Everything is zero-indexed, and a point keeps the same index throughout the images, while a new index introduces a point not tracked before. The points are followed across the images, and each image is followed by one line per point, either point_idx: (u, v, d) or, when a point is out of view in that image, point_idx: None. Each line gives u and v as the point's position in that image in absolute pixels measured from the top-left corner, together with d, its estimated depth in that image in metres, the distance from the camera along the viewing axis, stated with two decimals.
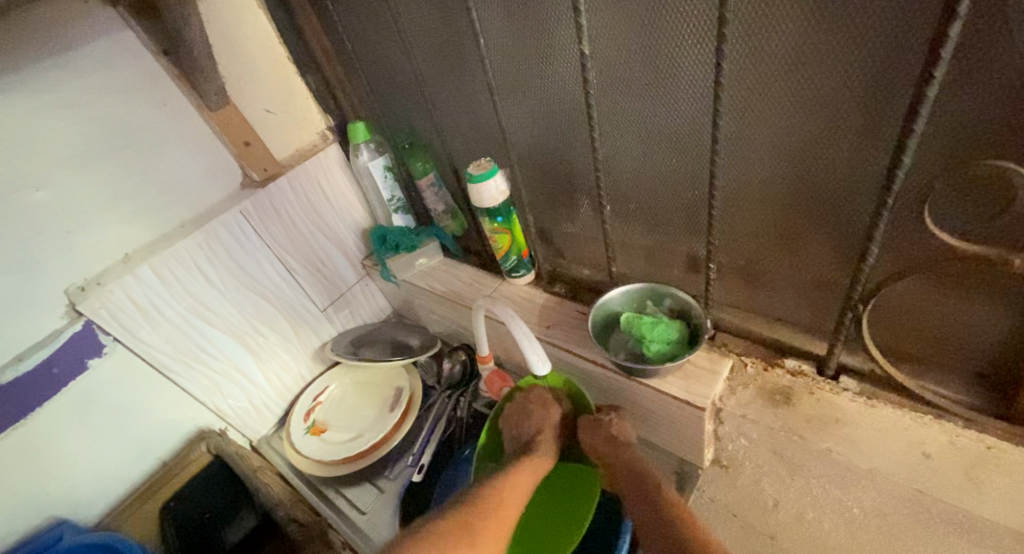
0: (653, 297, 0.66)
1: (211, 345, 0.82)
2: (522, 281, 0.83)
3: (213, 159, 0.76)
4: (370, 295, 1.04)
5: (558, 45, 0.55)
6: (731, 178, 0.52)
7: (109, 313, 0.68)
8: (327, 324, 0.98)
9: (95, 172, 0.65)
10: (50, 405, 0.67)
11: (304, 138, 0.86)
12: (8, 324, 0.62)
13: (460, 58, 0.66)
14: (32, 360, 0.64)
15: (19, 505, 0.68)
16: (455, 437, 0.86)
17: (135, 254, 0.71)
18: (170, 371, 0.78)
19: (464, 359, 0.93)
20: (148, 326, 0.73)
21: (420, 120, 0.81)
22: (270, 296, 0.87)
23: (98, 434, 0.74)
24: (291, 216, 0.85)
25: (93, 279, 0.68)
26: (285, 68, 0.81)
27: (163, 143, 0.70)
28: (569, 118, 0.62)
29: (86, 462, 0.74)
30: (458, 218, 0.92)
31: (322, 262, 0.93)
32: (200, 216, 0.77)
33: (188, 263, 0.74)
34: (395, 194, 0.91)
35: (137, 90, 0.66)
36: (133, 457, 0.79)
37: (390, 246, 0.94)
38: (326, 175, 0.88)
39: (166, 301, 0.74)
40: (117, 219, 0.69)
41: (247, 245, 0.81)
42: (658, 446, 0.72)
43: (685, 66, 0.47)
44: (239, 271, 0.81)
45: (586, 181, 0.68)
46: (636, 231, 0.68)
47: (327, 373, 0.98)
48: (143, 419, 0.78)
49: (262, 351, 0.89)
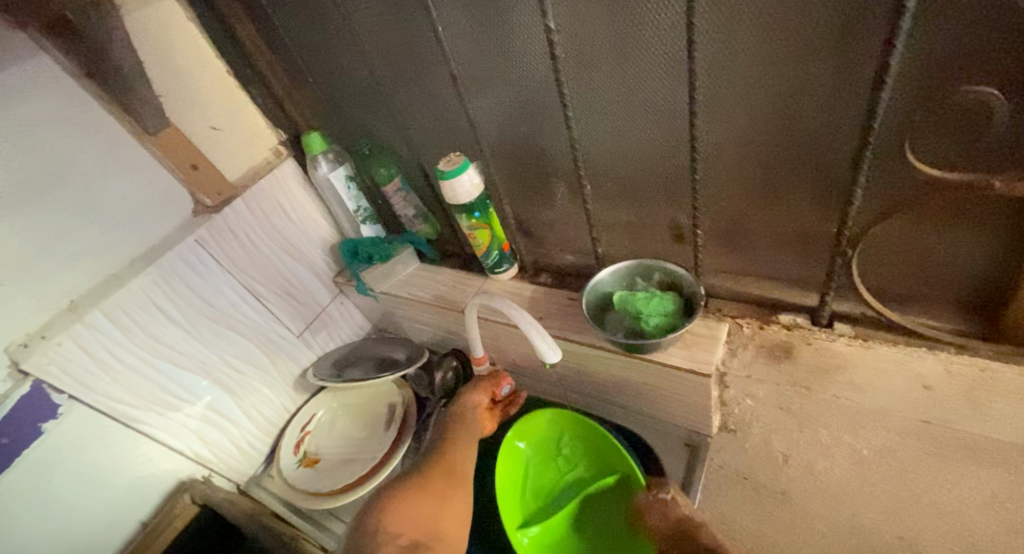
0: (642, 273, 0.67)
1: (181, 389, 0.76)
2: (508, 275, 0.82)
3: (158, 187, 0.71)
4: (345, 313, 1.00)
5: (521, 30, 0.53)
6: (708, 144, 0.52)
7: (61, 367, 0.62)
8: (305, 348, 0.94)
9: (27, 215, 0.58)
10: (4, 481, 0.60)
11: (256, 156, 0.81)
12: None
13: (416, 52, 0.63)
14: None
15: None
16: None
17: (82, 300, 0.65)
18: (139, 423, 0.72)
19: (455, 366, 0.90)
20: (108, 376, 0.67)
21: (382, 126, 0.79)
22: (240, 329, 0.82)
23: (68, 503, 0.67)
24: (252, 240, 0.81)
25: (37, 332, 0.61)
26: (226, 82, 0.76)
27: (99, 175, 0.64)
28: (536, 100, 0.60)
29: (56, 536, 0.67)
30: (431, 221, 0.90)
31: (291, 286, 0.89)
32: (153, 251, 0.71)
33: (143, 302, 0.68)
34: (361, 204, 0.88)
35: (65, 120, 0.60)
36: (110, 522, 0.72)
37: (363, 257, 0.91)
38: (286, 193, 0.84)
39: (125, 349, 0.68)
40: (58, 263, 0.62)
41: (208, 277, 0.75)
42: (664, 420, 0.73)
43: (655, 29, 0.46)
44: (202, 304, 0.76)
45: (561, 165, 0.67)
46: (616, 208, 0.68)
47: (313, 400, 0.94)
48: (115, 478, 0.72)
49: (237, 386, 0.84)
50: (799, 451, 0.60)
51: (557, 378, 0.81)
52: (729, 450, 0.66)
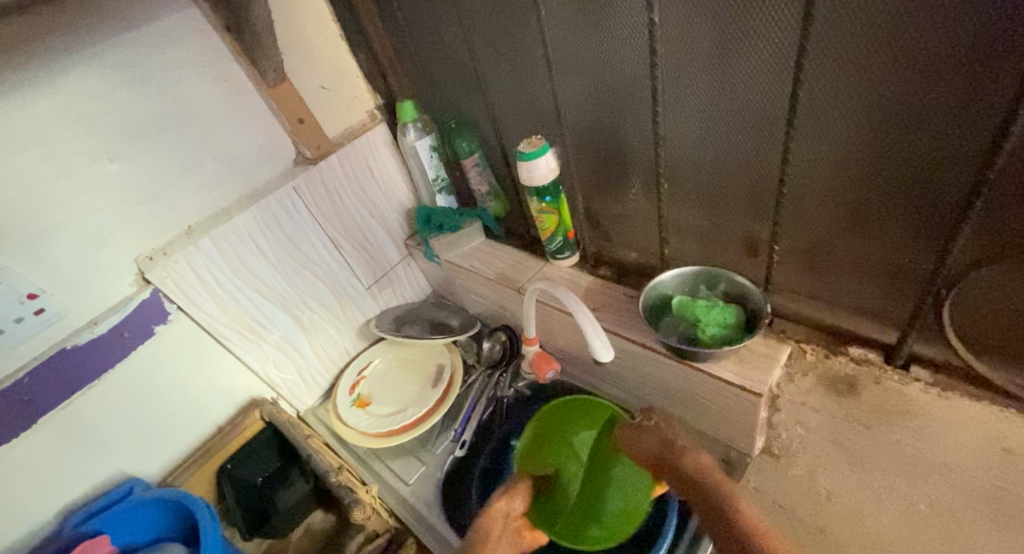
0: (708, 282, 0.66)
1: (265, 318, 0.85)
2: (567, 262, 0.84)
3: (269, 135, 0.78)
4: (411, 275, 1.06)
5: (617, 21, 0.54)
6: (803, 156, 0.50)
7: (174, 282, 0.71)
8: (371, 301, 1.01)
9: (164, 146, 0.67)
10: (122, 367, 0.72)
11: (353, 117, 0.88)
12: (87, 290, 0.66)
13: (513, 34, 0.65)
14: (106, 324, 0.67)
15: (93, 461, 0.73)
16: (497, 415, 0.90)
17: (197, 227, 0.74)
18: (228, 341, 0.82)
19: (504, 340, 0.94)
20: (208, 297, 0.76)
21: (470, 102, 0.82)
22: (320, 273, 0.90)
23: (163, 397, 0.78)
24: (339, 193, 0.87)
25: (160, 250, 0.71)
26: (337, 46, 0.83)
27: (224, 117, 0.72)
28: (624, 91, 0.60)
29: (152, 422, 0.78)
30: (501, 199, 0.94)
31: (368, 241, 0.95)
32: (256, 192, 0.79)
33: (243, 235, 0.77)
34: (440, 173, 0.93)
35: (204, 66, 0.68)
36: (193, 421, 0.83)
37: (434, 226, 0.96)
38: (373, 154, 0.91)
39: (226, 276, 0.77)
40: (182, 192, 0.71)
41: (299, 222, 0.83)
42: (704, 432, 0.72)
43: (763, 33, 0.45)
44: (291, 246, 0.84)
45: (639, 161, 0.67)
46: (688, 212, 0.67)
47: (372, 348, 1.02)
48: (203, 384, 0.82)
49: (311, 325, 0.92)
50: (845, 490, 0.58)
51: (601, 370, 0.82)
52: (769, 473, 0.64)
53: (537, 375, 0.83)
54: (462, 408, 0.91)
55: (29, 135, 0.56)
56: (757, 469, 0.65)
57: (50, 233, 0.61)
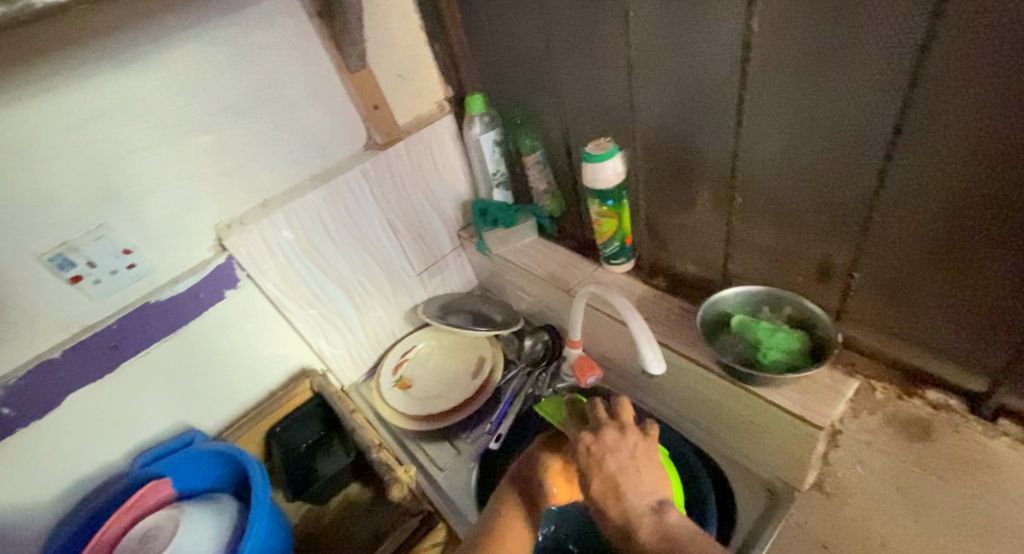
0: (772, 304, 0.64)
1: (323, 294, 0.88)
2: (622, 269, 0.84)
3: (344, 118, 0.81)
4: (460, 265, 1.08)
5: (708, 26, 0.52)
6: (899, 182, 0.47)
7: (247, 251, 0.75)
8: (421, 287, 1.03)
9: (250, 121, 0.71)
10: (193, 325, 0.76)
11: (424, 107, 0.90)
12: (171, 251, 0.71)
13: (593, 33, 0.65)
14: (185, 284, 0.72)
15: (158, 409, 0.78)
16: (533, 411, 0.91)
17: (272, 200, 0.78)
18: (288, 312, 0.85)
19: (546, 339, 0.94)
20: (275, 269, 0.80)
21: (540, 100, 0.82)
22: (378, 256, 0.93)
23: (223, 358, 0.83)
24: (402, 179, 0.89)
25: (237, 219, 0.75)
26: (416, 37, 0.85)
27: (308, 98, 0.75)
28: (705, 99, 0.58)
29: (212, 380, 0.83)
30: (558, 198, 0.94)
31: (424, 229, 0.98)
32: (327, 171, 0.82)
33: (312, 213, 0.80)
34: (500, 168, 0.94)
35: (295, 49, 0.71)
36: (248, 383, 0.88)
37: (490, 220, 0.97)
38: (439, 144, 0.92)
39: (293, 250, 0.81)
40: (261, 166, 0.75)
41: (364, 205, 0.86)
42: (750, 459, 0.69)
43: (873, 51, 0.42)
44: (353, 227, 0.87)
45: (710, 173, 0.65)
46: (758, 229, 0.64)
47: (417, 332, 1.04)
48: (260, 350, 0.87)
49: (363, 304, 0.95)
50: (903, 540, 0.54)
51: (645, 381, 0.81)
52: (816, 511, 0.61)
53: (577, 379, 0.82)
54: (500, 402, 0.91)
55: (137, 102, 0.61)
56: (804, 505, 0.62)
57: (146, 195, 0.66)
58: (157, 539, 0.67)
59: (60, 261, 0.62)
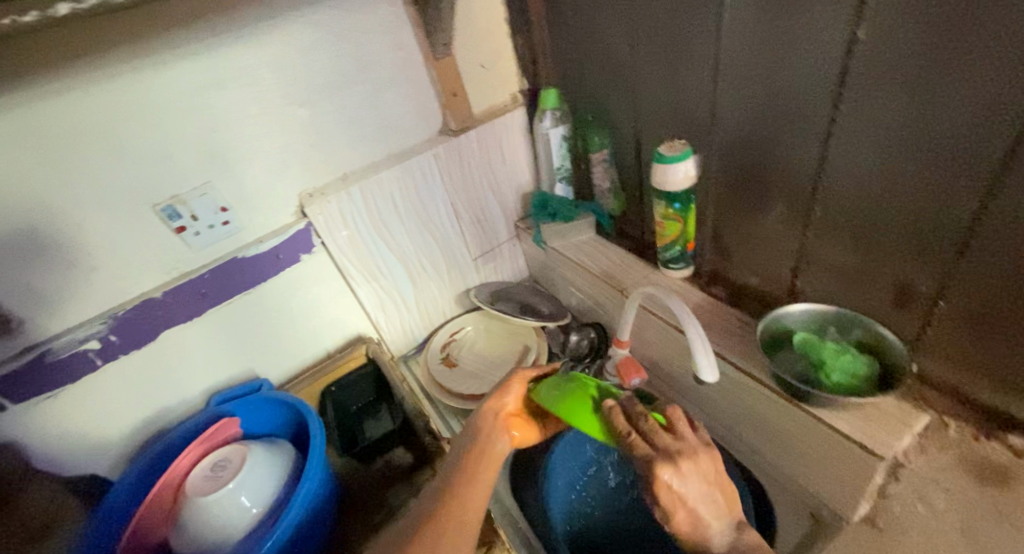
0: (838, 324, 0.62)
1: (386, 268, 0.93)
2: (678, 274, 0.82)
3: (423, 102, 0.85)
4: (513, 255, 1.10)
5: (804, 32, 0.51)
6: (1001, 212, 0.44)
7: (324, 221, 0.82)
8: (474, 272, 1.06)
9: (340, 98, 0.77)
10: (270, 283, 0.84)
11: (498, 97, 0.93)
12: (259, 213, 0.78)
13: (674, 35, 0.65)
14: (269, 244, 0.79)
15: (234, 355, 0.87)
16: None
17: (351, 175, 0.84)
18: (353, 281, 0.91)
19: (593, 337, 0.95)
20: (348, 240, 0.86)
21: (615, 97, 0.82)
22: (439, 238, 0.97)
23: (291, 317, 0.89)
24: (471, 166, 0.93)
25: (318, 190, 0.81)
26: (499, 29, 0.89)
27: (393, 80, 0.80)
28: (790, 106, 0.57)
29: (282, 336, 0.90)
30: (620, 198, 0.95)
31: (484, 217, 1.01)
32: (402, 152, 0.87)
33: (385, 191, 0.85)
34: (564, 164, 0.96)
35: (387, 33, 0.76)
36: (311, 343, 0.95)
37: (549, 212, 1.00)
38: (508, 135, 0.95)
39: (364, 224, 0.86)
40: (343, 141, 0.80)
41: (432, 187, 0.90)
42: (797, 483, 0.67)
43: (989, 70, 0.40)
44: (420, 209, 0.90)
45: (785, 184, 0.63)
46: (832, 246, 0.62)
47: (465, 315, 1.08)
48: (324, 314, 0.93)
49: (420, 282, 0.99)
50: None
51: (692, 391, 0.80)
52: (866, 544, 0.58)
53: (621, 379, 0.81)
54: None
55: (247, 74, 0.68)
56: (852, 538, 0.59)
57: (244, 160, 0.73)
58: (229, 470, 0.73)
59: (169, 211, 0.70)
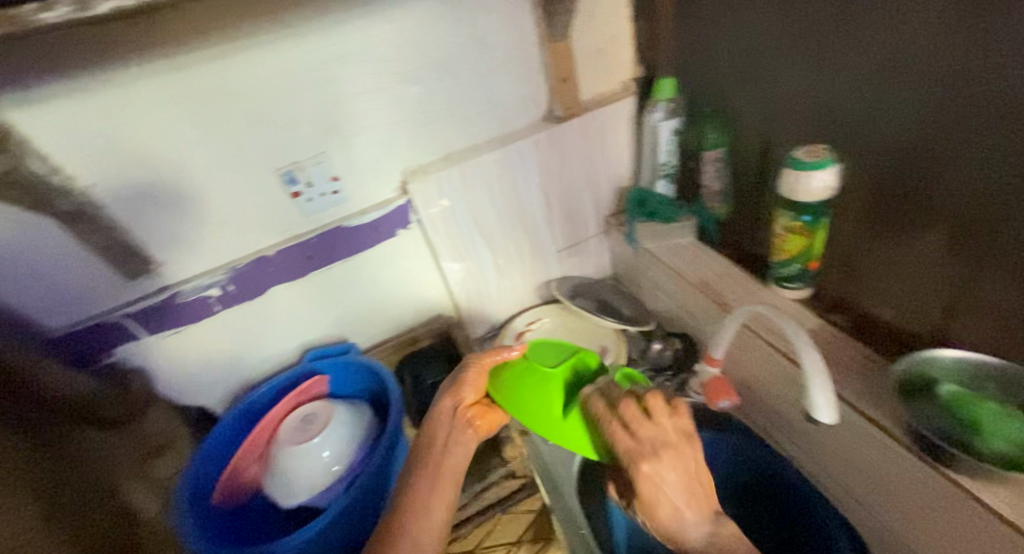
0: (1002, 383, 0.52)
1: (474, 250, 0.96)
2: (795, 295, 0.75)
3: (531, 86, 0.85)
4: (599, 250, 1.10)
5: (1002, 27, 0.41)
6: None
7: (421, 198, 0.86)
8: (557, 264, 1.06)
9: (453, 78, 0.78)
10: (368, 252, 0.90)
11: (610, 83, 0.91)
12: (367, 186, 0.83)
13: (818, 27, 0.59)
14: (371, 217, 0.85)
15: (332, 314, 0.94)
16: None
17: (454, 156, 0.86)
18: (442, 259, 0.94)
19: (678, 347, 0.91)
20: (444, 220, 0.89)
21: (738, 90, 0.76)
22: (527, 226, 0.98)
23: (384, 286, 0.95)
24: (569, 156, 0.93)
25: (420, 168, 0.85)
26: (621, 11, 0.85)
27: (507, 62, 0.81)
28: (961, 118, 0.48)
29: (374, 304, 0.97)
30: (731, 204, 0.87)
31: (574, 208, 1.00)
32: (504, 136, 0.88)
33: (482, 175, 0.88)
34: (670, 161, 0.92)
35: (506, 14, 0.76)
36: (400, 312, 1.01)
37: (646, 211, 0.96)
38: (612, 127, 0.94)
39: (458, 204, 0.89)
40: (449, 121, 0.82)
41: (525, 172, 0.91)
42: (903, 539, 0.61)
43: None
44: (513, 195, 0.92)
45: (942, 208, 0.54)
46: (1001, 290, 0.51)
47: (543, 307, 1.08)
48: (411, 286, 0.99)
49: (503, 268, 1.01)
50: None
51: (785, 420, 0.74)
52: None
53: (707, 399, 0.78)
54: None
55: (370, 48, 0.70)
56: None
57: (356, 134, 0.77)
58: (316, 423, 0.78)
59: (289, 176, 0.76)
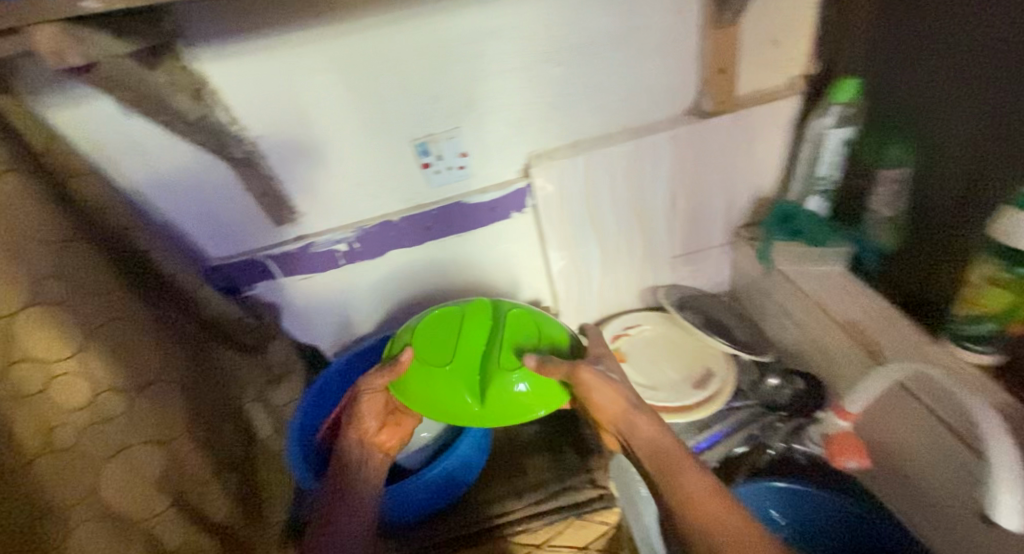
0: None
1: (591, 242, 0.97)
2: (977, 357, 0.64)
3: (680, 77, 0.82)
4: (718, 261, 1.09)
5: None
6: None
7: (541, 184, 0.86)
8: (669, 268, 1.07)
9: (596, 62, 0.76)
10: (481, 230, 0.93)
11: (772, 80, 0.84)
12: (489, 164, 0.85)
13: None
14: (489, 196, 0.87)
15: (439, 281, 1.00)
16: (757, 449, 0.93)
17: (582, 142, 0.86)
18: (549, 246, 0.96)
19: (797, 387, 0.94)
20: (562, 209, 0.91)
21: (942, 109, 0.67)
22: (646, 225, 0.98)
23: (489, 264, 1.00)
24: (707, 158, 0.89)
25: (544, 153, 0.86)
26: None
27: (660, 49, 0.77)
28: None
29: (481, 279, 1.02)
30: (900, 234, 0.79)
31: (699, 213, 0.99)
32: (637, 128, 0.86)
33: (610, 167, 0.87)
34: (831, 175, 0.86)
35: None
36: (506, 289, 1.06)
37: (790, 230, 0.91)
38: (765, 131, 0.88)
39: (575, 193, 0.89)
40: (585, 106, 0.82)
41: (654, 169, 0.89)
42: None
43: None
44: (636, 193, 0.92)
45: None
46: None
47: (644, 313, 1.11)
48: (517, 269, 1.03)
49: (608, 263, 1.02)
50: None
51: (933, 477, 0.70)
52: None
53: (830, 455, 0.75)
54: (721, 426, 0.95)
55: (520, 25, 0.69)
56: None
57: (490, 113, 0.78)
58: None
59: (423, 147, 0.79)
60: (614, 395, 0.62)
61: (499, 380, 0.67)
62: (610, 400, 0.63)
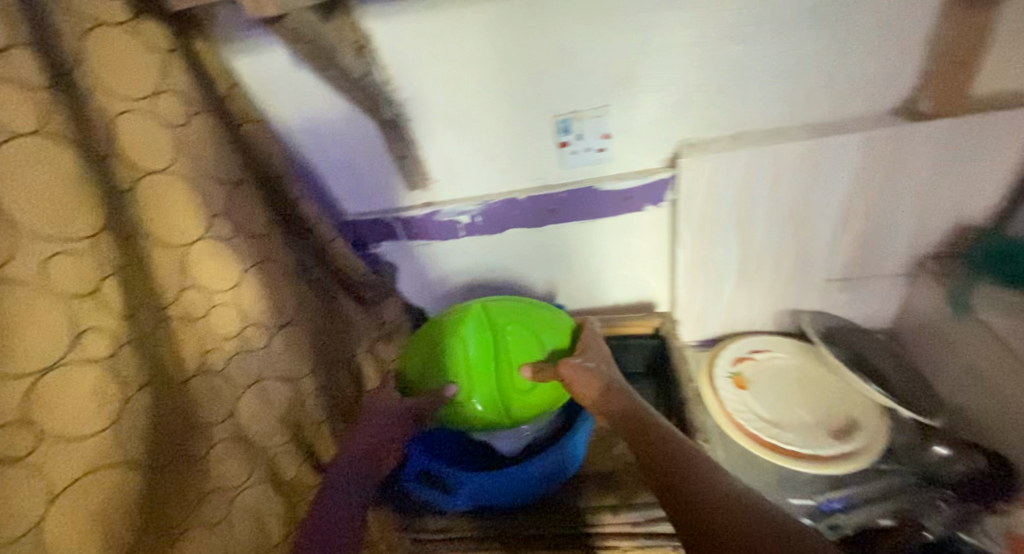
0: None
1: (734, 250, 0.86)
2: None
3: (896, 68, 0.67)
4: (883, 297, 0.92)
5: None
6: None
7: (691, 177, 0.76)
8: (818, 293, 0.92)
9: (792, 41, 0.65)
10: (611, 221, 0.86)
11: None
12: (633, 150, 0.77)
13: None
14: (626, 184, 0.80)
15: (554, 268, 0.96)
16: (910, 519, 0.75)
17: (747, 136, 0.75)
18: (681, 250, 0.87)
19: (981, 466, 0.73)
20: (710, 208, 0.80)
21: None
22: (804, 240, 0.84)
23: (610, 258, 0.93)
24: (905, 168, 0.74)
25: (702, 141, 0.76)
26: None
27: (879, 29, 0.63)
28: None
29: (597, 273, 0.96)
30: None
31: (876, 234, 0.83)
32: (822, 125, 0.73)
33: (777, 167, 0.75)
34: None
35: None
36: (621, 287, 0.99)
37: (1003, 272, 0.77)
38: (994, 145, 0.70)
39: (729, 194, 0.78)
40: (762, 94, 0.70)
41: (835, 175, 0.75)
42: None
43: None
44: (803, 201, 0.79)
45: None
46: None
47: (773, 338, 0.96)
48: (638, 267, 0.95)
49: (746, 277, 0.90)
50: None
51: None
52: None
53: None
54: (864, 484, 0.80)
55: None
56: None
57: (648, 93, 0.70)
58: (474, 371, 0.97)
59: (565, 124, 0.74)
60: (593, 381, 0.69)
61: (513, 405, 0.89)
62: (586, 387, 0.70)
